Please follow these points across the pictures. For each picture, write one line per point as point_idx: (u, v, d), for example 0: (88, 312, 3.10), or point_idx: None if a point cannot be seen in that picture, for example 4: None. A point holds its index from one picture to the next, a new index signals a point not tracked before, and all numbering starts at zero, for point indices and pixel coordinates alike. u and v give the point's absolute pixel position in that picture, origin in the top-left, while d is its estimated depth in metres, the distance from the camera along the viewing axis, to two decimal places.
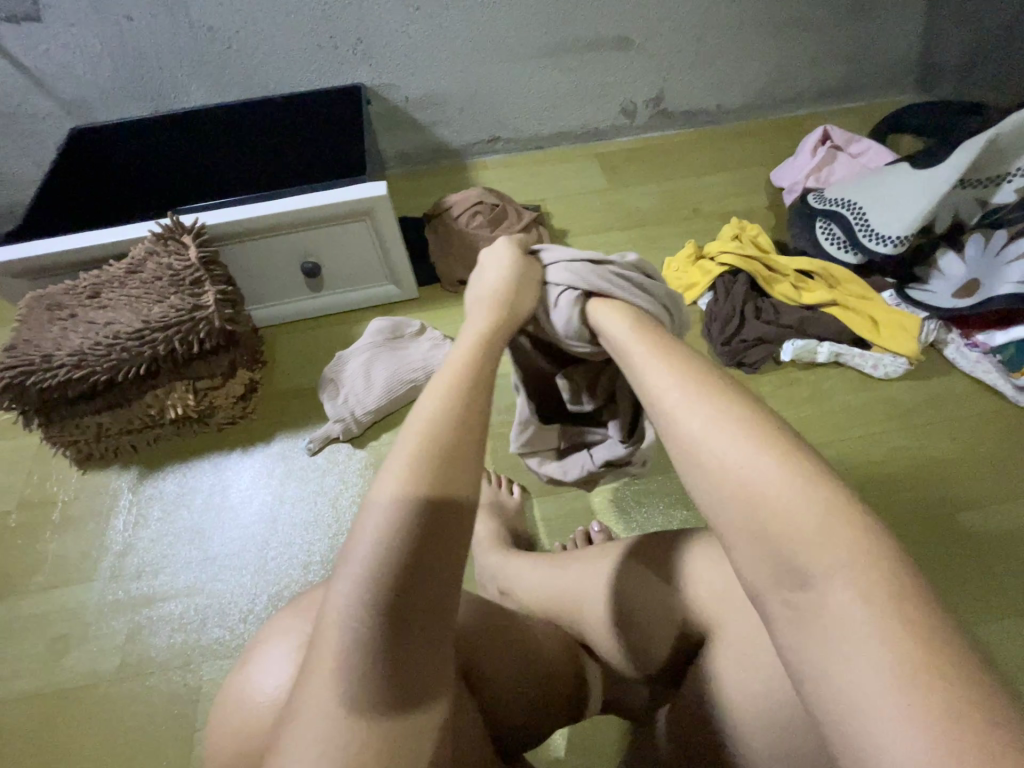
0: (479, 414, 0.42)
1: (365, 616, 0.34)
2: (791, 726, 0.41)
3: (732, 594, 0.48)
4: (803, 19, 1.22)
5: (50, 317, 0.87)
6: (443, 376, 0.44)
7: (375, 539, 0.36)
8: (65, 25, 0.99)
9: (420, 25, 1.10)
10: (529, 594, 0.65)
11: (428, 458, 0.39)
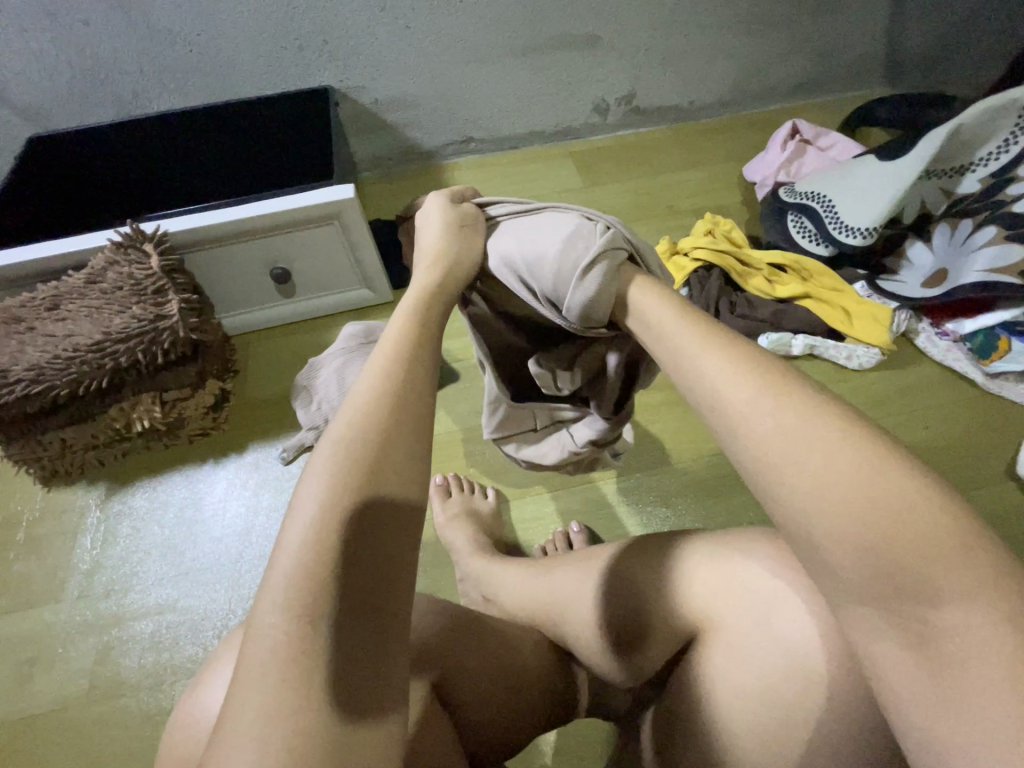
0: (420, 387, 0.43)
1: (303, 600, 0.33)
2: (779, 726, 0.40)
3: (730, 595, 0.45)
4: (770, 16, 1.23)
5: (6, 330, 0.84)
6: (374, 368, 0.43)
7: (306, 539, 0.35)
8: (18, 29, 0.96)
9: (387, 26, 1.09)
10: (513, 599, 0.64)
11: (359, 455, 0.38)
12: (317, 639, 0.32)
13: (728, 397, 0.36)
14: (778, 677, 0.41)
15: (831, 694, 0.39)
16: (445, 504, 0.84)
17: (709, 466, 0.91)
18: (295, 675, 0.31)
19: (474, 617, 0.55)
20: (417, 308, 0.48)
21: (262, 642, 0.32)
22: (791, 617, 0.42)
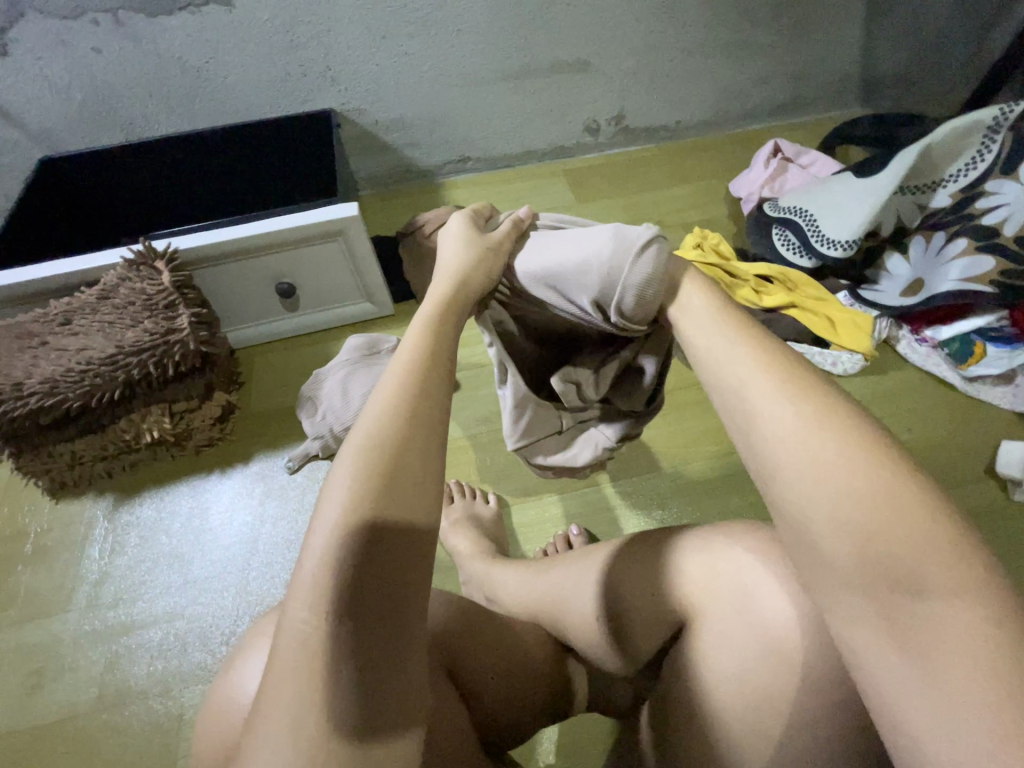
0: (437, 398, 0.41)
1: (319, 615, 0.33)
2: (765, 714, 0.42)
3: (724, 587, 0.47)
4: (750, 42, 1.30)
5: (19, 345, 0.86)
6: (391, 377, 0.41)
7: (326, 555, 0.34)
8: (32, 57, 1.00)
9: (387, 53, 1.14)
10: (515, 598, 0.66)
11: (377, 471, 0.36)
12: (334, 645, 0.32)
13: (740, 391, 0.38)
14: (759, 660, 0.43)
15: (807, 676, 0.42)
16: (447, 511, 0.86)
17: (702, 470, 0.94)
18: (316, 680, 0.32)
19: (480, 611, 0.58)
20: (433, 318, 0.46)
21: (286, 643, 0.33)
22: (772, 602, 0.44)
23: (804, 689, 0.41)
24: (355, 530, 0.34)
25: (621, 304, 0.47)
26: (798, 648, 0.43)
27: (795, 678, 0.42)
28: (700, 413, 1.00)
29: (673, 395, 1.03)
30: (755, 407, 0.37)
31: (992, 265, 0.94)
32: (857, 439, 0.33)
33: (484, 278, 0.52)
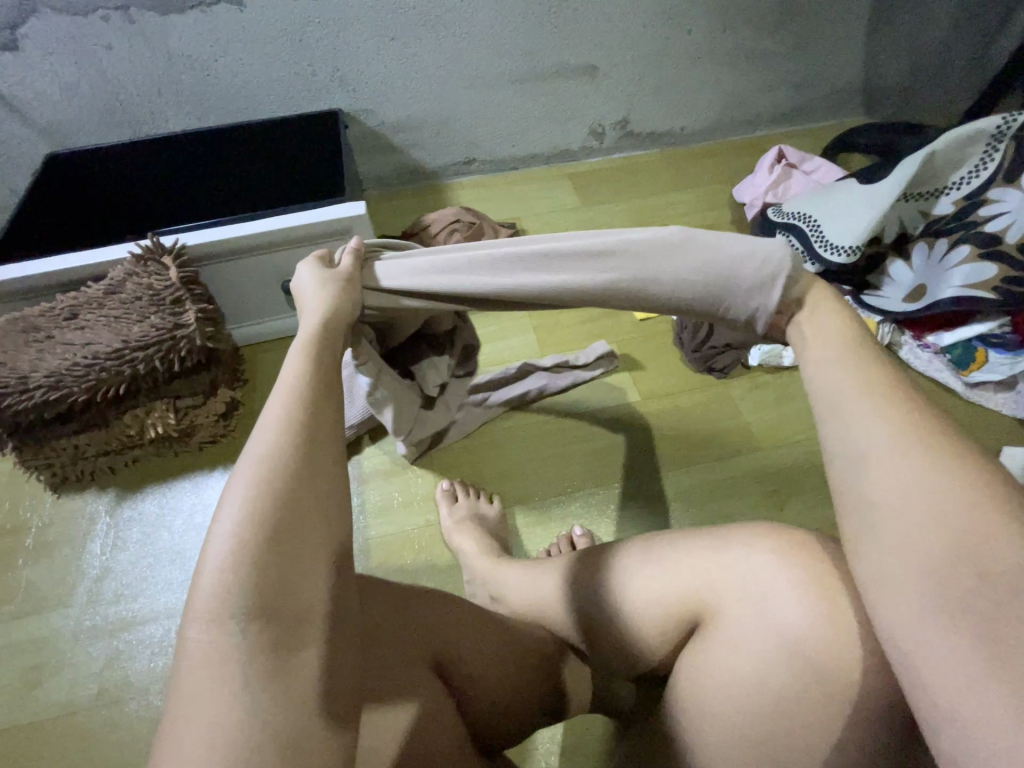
0: (331, 414, 0.40)
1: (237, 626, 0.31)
2: (772, 713, 0.42)
3: (734, 587, 0.46)
4: (755, 50, 1.31)
5: (26, 339, 0.86)
6: (279, 397, 0.39)
7: (220, 583, 0.32)
8: (42, 53, 1.00)
9: (395, 54, 1.15)
10: (520, 598, 0.66)
11: (271, 490, 0.35)
12: (262, 656, 0.31)
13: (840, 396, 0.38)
14: (772, 658, 0.42)
15: (820, 676, 0.41)
16: (452, 509, 0.86)
17: (706, 473, 0.94)
18: (233, 694, 0.30)
19: (475, 612, 0.57)
20: (315, 339, 0.45)
21: (193, 664, 0.31)
22: (785, 604, 0.43)
23: (818, 685, 0.41)
24: (253, 548, 0.33)
25: (769, 303, 0.45)
26: (815, 646, 0.42)
27: (812, 675, 0.41)
28: (704, 417, 1.00)
29: (678, 398, 1.03)
30: (849, 418, 0.37)
31: (993, 272, 0.95)
32: (955, 458, 0.34)
33: (349, 304, 0.51)
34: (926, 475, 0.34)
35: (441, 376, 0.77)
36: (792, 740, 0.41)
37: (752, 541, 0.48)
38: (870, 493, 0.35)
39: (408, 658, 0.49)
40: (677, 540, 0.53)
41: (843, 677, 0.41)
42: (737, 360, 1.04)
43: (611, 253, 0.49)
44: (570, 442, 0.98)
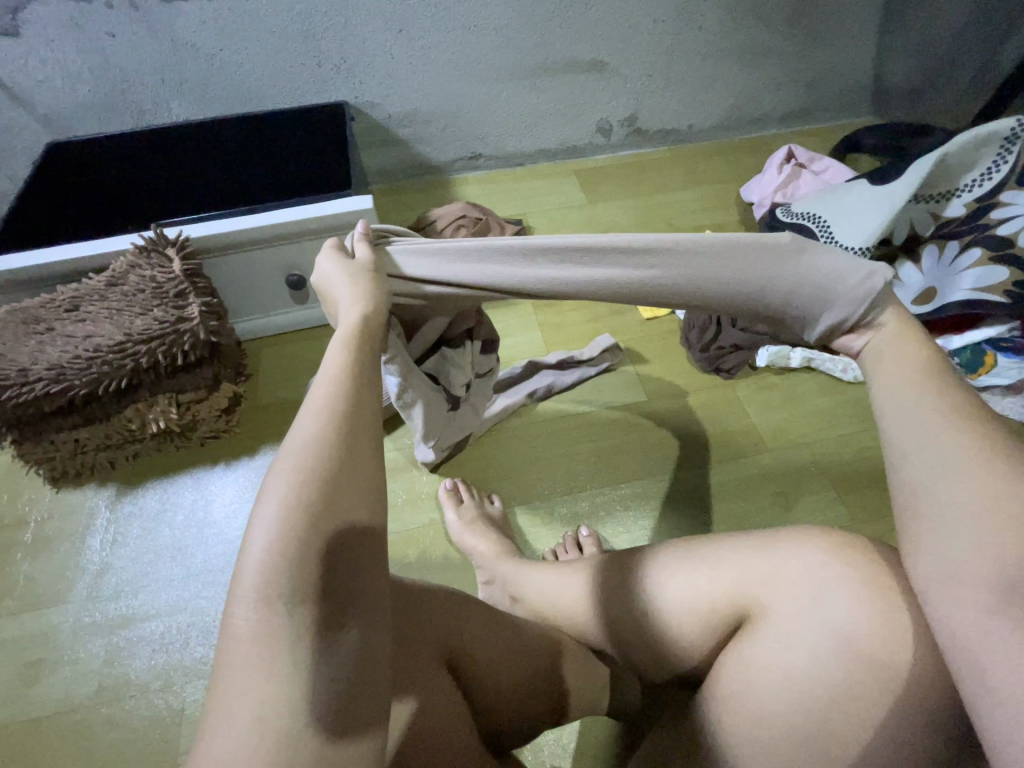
0: (371, 404, 0.39)
1: (279, 612, 0.31)
2: (805, 716, 0.42)
3: (776, 587, 0.47)
4: (765, 48, 1.30)
5: (26, 330, 0.85)
6: (321, 387, 0.39)
7: (264, 568, 0.32)
8: (44, 39, 0.98)
9: (404, 46, 1.13)
10: (542, 599, 0.66)
11: (315, 479, 0.34)
12: (303, 642, 0.31)
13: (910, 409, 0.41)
14: (827, 654, 0.42)
15: (855, 680, 0.41)
16: (460, 510, 0.85)
17: (713, 474, 0.94)
18: (274, 675, 0.30)
19: (497, 612, 0.57)
20: (353, 332, 0.44)
21: (236, 644, 0.31)
22: (833, 606, 0.44)
23: (877, 681, 0.41)
24: (294, 534, 0.32)
25: (847, 322, 0.47)
26: (873, 644, 0.42)
27: (871, 671, 0.41)
28: (710, 418, 1.00)
29: (685, 398, 1.02)
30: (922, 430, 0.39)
31: (1005, 276, 0.94)
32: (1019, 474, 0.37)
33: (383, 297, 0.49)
34: (993, 489, 0.36)
35: (465, 375, 0.75)
36: (849, 738, 0.41)
37: (796, 543, 0.48)
38: (934, 494, 0.38)
39: (432, 656, 0.49)
40: (717, 543, 0.53)
41: (904, 675, 0.41)
42: (744, 361, 1.04)
43: (659, 255, 0.52)
44: (576, 441, 0.97)
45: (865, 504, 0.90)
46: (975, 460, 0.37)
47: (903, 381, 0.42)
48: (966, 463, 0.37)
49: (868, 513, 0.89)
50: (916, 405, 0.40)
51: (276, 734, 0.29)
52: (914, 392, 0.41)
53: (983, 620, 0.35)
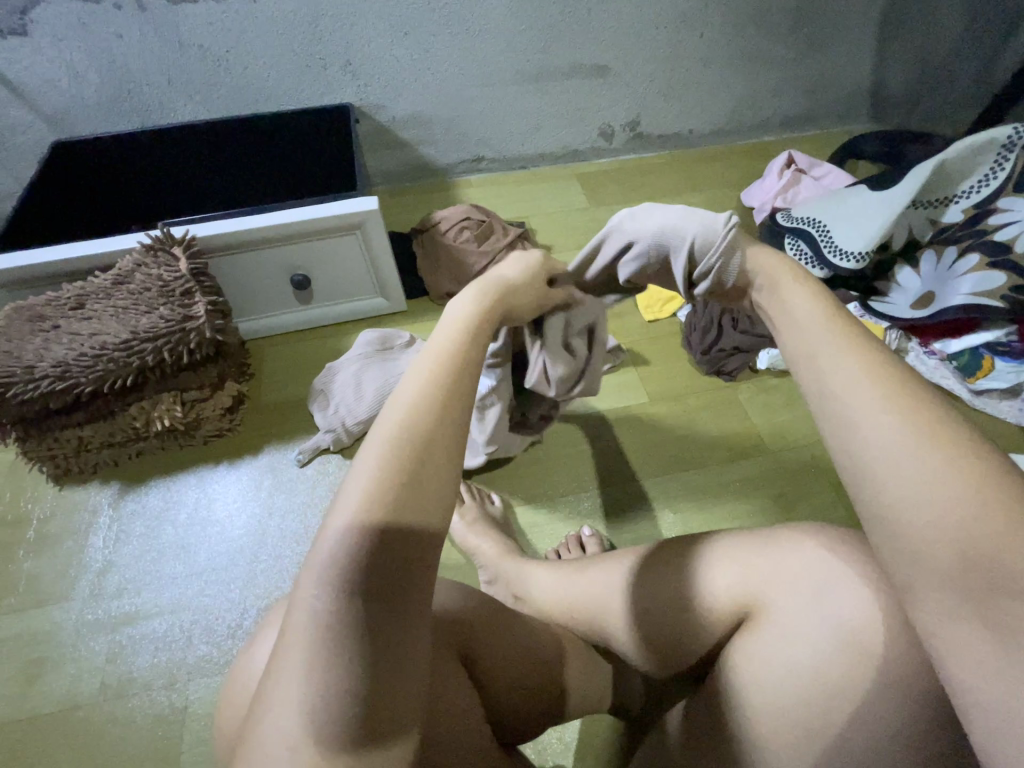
0: (462, 407, 0.38)
1: (334, 602, 0.32)
2: (804, 708, 0.42)
3: (781, 583, 0.48)
4: (766, 55, 1.31)
5: (32, 328, 0.85)
6: (427, 366, 0.39)
7: (334, 556, 0.33)
8: (52, 39, 0.99)
9: (409, 49, 1.14)
10: (547, 596, 0.66)
11: (404, 468, 0.35)
12: (343, 635, 0.32)
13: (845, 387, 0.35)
14: (828, 650, 0.43)
15: (862, 676, 0.42)
16: (461, 511, 0.85)
17: (715, 475, 0.94)
18: (319, 663, 0.31)
19: (503, 610, 0.58)
20: (466, 326, 0.43)
21: (295, 627, 0.32)
22: (836, 604, 0.44)
23: (877, 681, 0.41)
24: (368, 528, 0.33)
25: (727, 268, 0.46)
26: (873, 640, 0.42)
27: (869, 668, 0.42)
28: (711, 419, 1.01)
29: (686, 400, 1.03)
30: (857, 408, 0.34)
31: (1002, 280, 0.95)
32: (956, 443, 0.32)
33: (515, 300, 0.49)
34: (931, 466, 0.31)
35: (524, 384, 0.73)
36: (852, 736, 0.41)
37: (801, 543, 0.49)
38: (881, 479, 0.32)
39: (440, 651, 0.48)
40: (728, 538, 0.54)
41: (899, 673, 0.41)
42: (744, 363, 1.04)
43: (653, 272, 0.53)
44: (577, 442, 0.98)
45: None
46: (909, 442, 0.32)
47: (821, 353, 0.37)
48: (898, 448, 0.32)
49: None
50: (843, 381, 0.35)
51: (318, 717, 0.31)
52: (837, 367, 0.36)
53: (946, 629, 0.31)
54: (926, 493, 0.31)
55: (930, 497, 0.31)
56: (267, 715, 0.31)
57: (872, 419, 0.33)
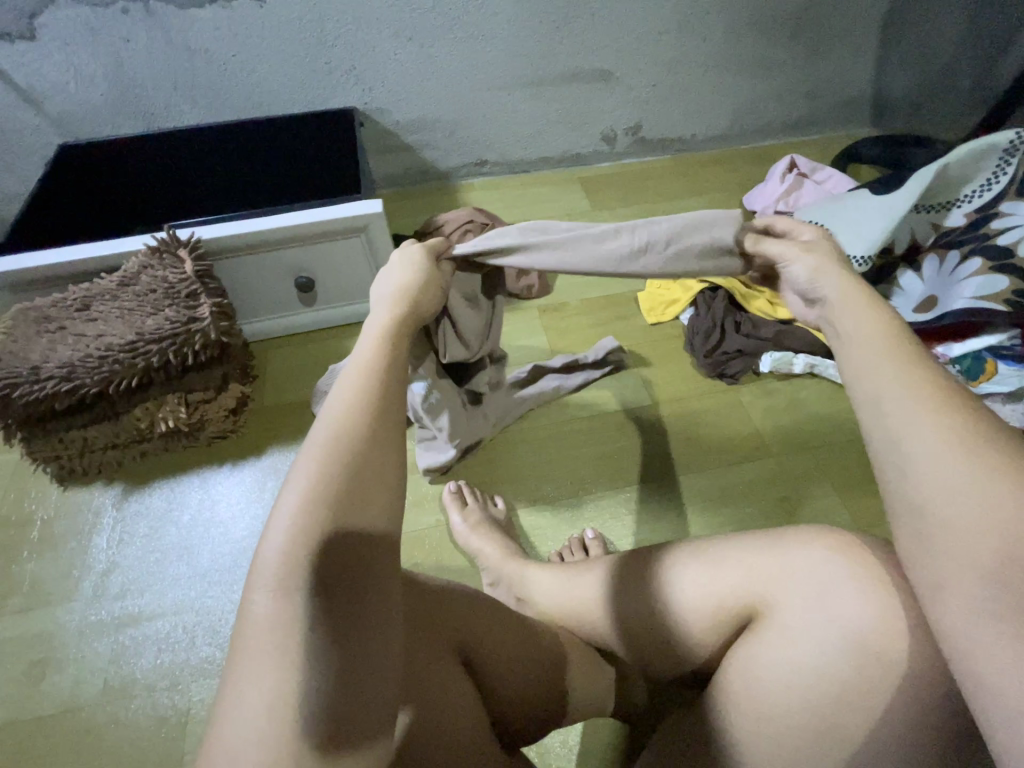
0: (391, 407, 0.40)
1: (290, 603, 0.33)
2: (803, 709, 0.42)
3: (780, 585, 0.48)
4: (769, 60, 1.32)
5: (38, 329, 0.86)
6: (352, 377, 0.40)
7: (281, 562, 0.33)
8: (60, 44, 1.00)
9: (413, 54, 1.15)
10: (548, 598, 0.66)
11: (336, 479, 0.35)
12: (312, 633, 0.32)
13: (890, 396, 0.38)
14: (830, 652, 0.43)
15: (860, 677, 0.42)
16: (464, 513, 0.86)
17: (718, 478, 0.94)
18: (286, 661, 0.31)
19: (506, 611, 0.58)
20: (386, 331, 0.44)
21: (258, 627, 0.33)
22: (833, 606, 0.44)
23: (886, 681, 0.41)
24: (310, 532, 0.34)
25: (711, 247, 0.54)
26: (881, 642, 0.42)
27: (879, 669, 0.42)
28: (714, 422, 1.01)
29: (689, 403, 1.03)
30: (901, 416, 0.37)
31: (1005, 284, 0.96)
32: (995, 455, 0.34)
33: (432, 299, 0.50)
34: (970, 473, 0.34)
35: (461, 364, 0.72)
36: (850, 735, 0.41)
37: (801, 544, 0.49)
38: (924, 483, 0.35)
39: (441, 652, 0.49)
40: (729, 540, 0.54)
41: (905, 670, 0.41)
42: (748, 366, 1.04)
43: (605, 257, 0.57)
44: (579, 443, 0.98)
45: (869, 508, 0.90)
46: (949, 450, 0.35)
47: (868, 362, 0.40)
48: (940, 454, 0.35)
49: (873, 517, 0.90)
50: (892, 395, 0.38)
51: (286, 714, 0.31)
52: (890, 380, 0.38)
53: (977, 631, 0.33)
54: (963, 497, 0.34)
55: (966, 500, 0.34)
56: (228, 713, 0.31)
57: (914, 427, 0.36)
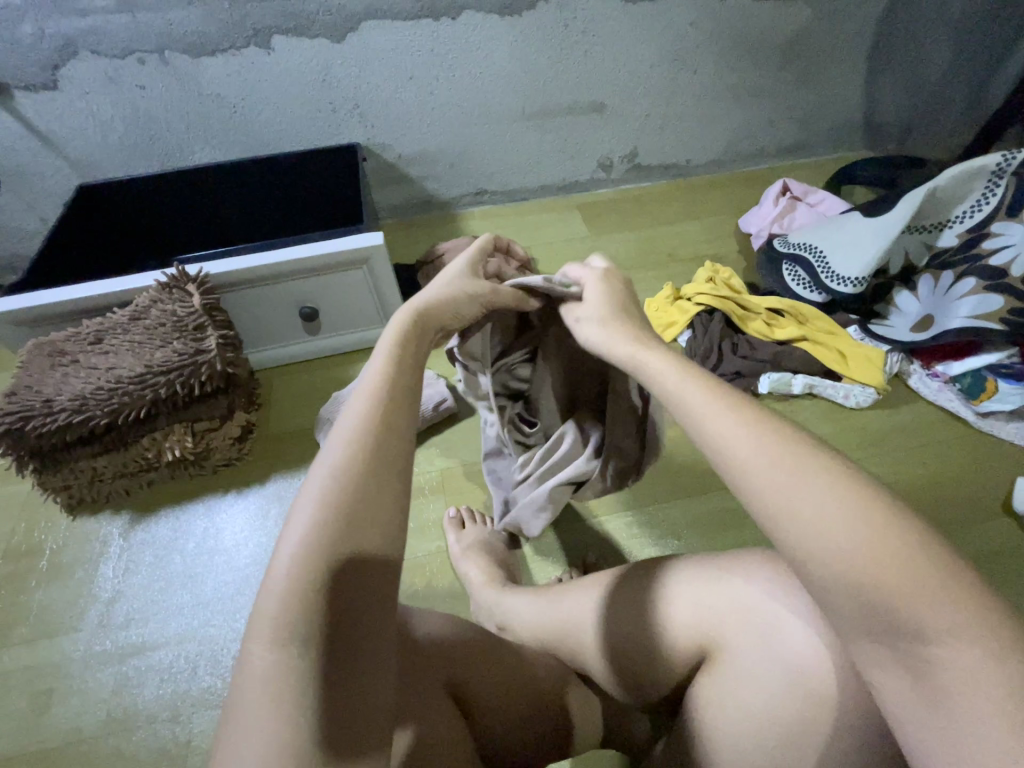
0: (400, 435, 0.41)
1: (289, 642, 0.33)
2: (775, 743, 0.42)
3: (744, 612, 0.47)
4: (760, 89, 1.36)
5: (51, 363, 0.89)
6: (364, 405, 0.42)
7: (284, 598, 0.34)
8: (81, 92, 1.05)
9: (413, 92, 1.20)
10: (528, 626, 0.66)
11: (341, 509, 0.37)
12: (306, 675, 0.33)
13: (757, 444, 0.37)
14: (779, 686, 0.43)
15: (832, 710, 0.41)
16: (460, 535, 0.87)
17: (720, 500, 0.94)
18: (279, 706, 0.32)
19: (490, 639, 0.58)
20: (402, 351, 0.46)
21: (255, 673, 0.33)
22: (798, 636, 0.44)
23: (828, 722, 0.41)
24: (315, 568, 0.35)
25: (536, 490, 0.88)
26: (822, 679, 0.42)
27: (824, 710, 0.41)
28: None
29: None
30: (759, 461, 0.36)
31: (1000, 302, 0.95)
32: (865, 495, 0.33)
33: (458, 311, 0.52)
34: (855, 512, 0.33)
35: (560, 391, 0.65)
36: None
37: (757, 572, 0.49)
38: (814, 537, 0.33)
39: (422, 682, 0.49)
40: (702, 561, 0.53)
41: (856, 707, 0.41)
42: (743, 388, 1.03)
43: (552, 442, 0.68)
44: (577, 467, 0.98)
45: None
46: (825, 486, 0.34)
47: (735, 406, 0.39)
48: (814, 497, 0.34)
49: None
50: (747, 439, 0.37)
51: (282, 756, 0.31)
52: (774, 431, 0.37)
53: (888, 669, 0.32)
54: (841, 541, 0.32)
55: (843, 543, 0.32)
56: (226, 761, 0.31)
57: (788, 475, 0.35)
